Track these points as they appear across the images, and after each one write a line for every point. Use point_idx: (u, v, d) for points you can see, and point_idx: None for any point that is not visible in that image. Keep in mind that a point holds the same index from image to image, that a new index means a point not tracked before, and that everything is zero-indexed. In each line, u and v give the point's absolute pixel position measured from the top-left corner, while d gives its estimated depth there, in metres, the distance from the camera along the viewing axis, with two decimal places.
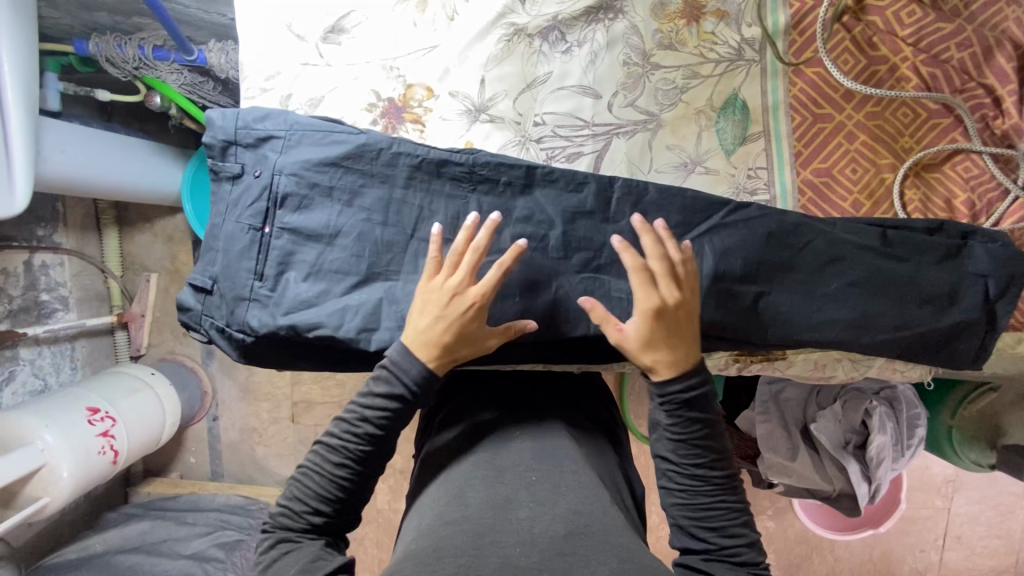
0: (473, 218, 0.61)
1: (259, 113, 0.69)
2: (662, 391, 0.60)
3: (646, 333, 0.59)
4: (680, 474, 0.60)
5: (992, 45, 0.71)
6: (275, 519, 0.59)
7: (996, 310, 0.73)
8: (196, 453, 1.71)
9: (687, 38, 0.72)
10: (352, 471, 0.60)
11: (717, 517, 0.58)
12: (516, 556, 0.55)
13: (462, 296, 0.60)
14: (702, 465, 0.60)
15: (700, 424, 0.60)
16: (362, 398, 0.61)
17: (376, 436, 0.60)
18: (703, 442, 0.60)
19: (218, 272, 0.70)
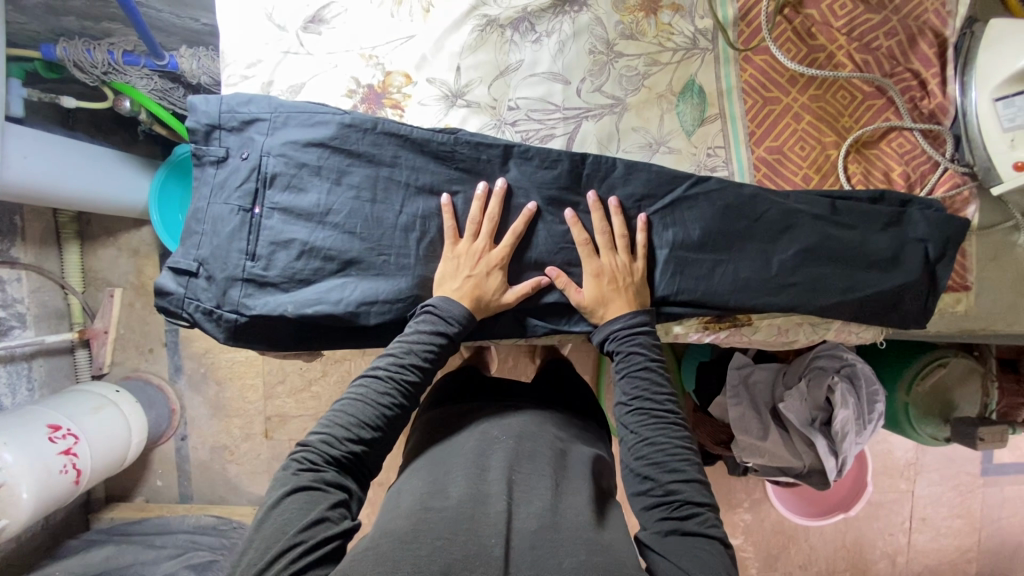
0: (481, 186, 0.74)
1: (243, 97, 0.71)
2: (607, 326, 0.73)
3: (592, 292, 0.74)
4: (632, 409, 0.66)
5: (914, 34, 0.79)
6: (309, 448, 0.59)
7: (937, 271, 0.79)
8: (162, 475, 1.63)
9: (646, 28, 0.78)
10: (393, 405, 0.63)
11: (662, 452, 0.62)
12: (491, 546, 0.54)
13: (487, 254, 0.72)
14: (649, 399, 0.67)
15: (644, 359, 0.69)
16: (410, 335, 0.67)
17: (420, 370, 0.66)
18: (648, 377, 0.68)
19: (205, 254, 0.70)
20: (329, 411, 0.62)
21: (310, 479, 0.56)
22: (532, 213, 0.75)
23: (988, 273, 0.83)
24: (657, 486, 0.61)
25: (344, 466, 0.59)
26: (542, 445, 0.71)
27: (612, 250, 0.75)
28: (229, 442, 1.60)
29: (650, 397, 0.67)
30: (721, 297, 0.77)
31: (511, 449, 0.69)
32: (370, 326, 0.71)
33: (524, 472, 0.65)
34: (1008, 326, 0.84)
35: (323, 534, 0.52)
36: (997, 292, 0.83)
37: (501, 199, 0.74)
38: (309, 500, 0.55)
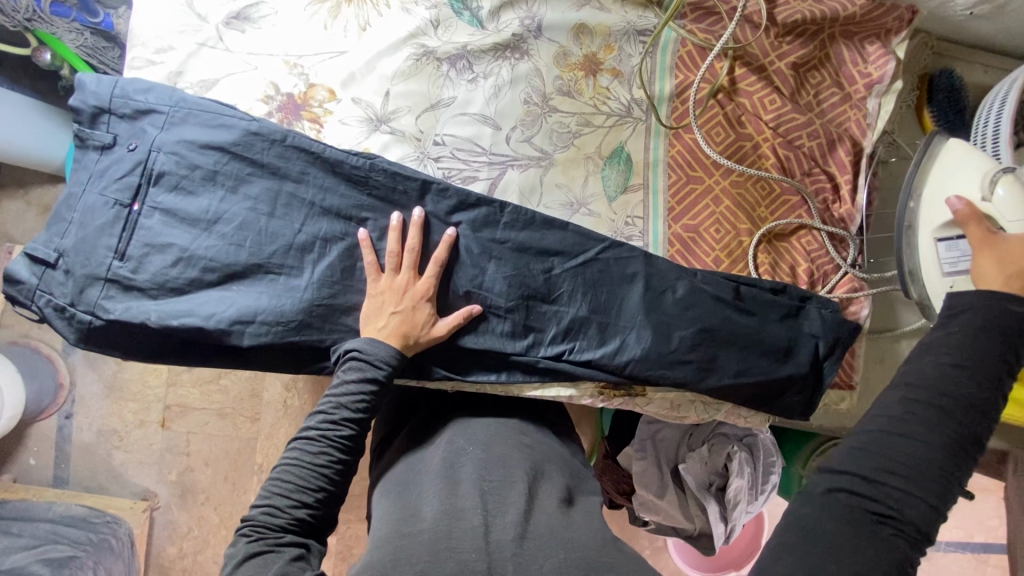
0: (395, 216, 0.71)
1: (142, 85, 0.67)
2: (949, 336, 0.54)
3: (1011, 242, 0.59)
4: (916, 400, 0.50)
5: (833, 140, 0.83)
6: (254, 522, 0.56)
7: (824, 369, 0.81)
8: (38, 454, 1.44)
9: (584, 88, 0.79)
10: (332, 462, 0.60)
11: (913, 459, 0.48)
12: (473, 560, 0.54)
13: (412, 286, 0.69)
14: (933, 431, 0.49)
15: (960, 403, 0.50)
16: (336, 389, 0.63)
17: (355, 422, 0.62)
18: (967, 395, 0.50)
19: (67, 246, 0.64)
20: (268, 480, 0.59)
21: (265, 548, 0.54)
22: (452, 239, 0.73)
23: (873, 372, 0.87)
24: (880, 496, 0.47)
25: (298, 529, 0.57)
26: (512, 452, 0.72)
27: (977, 221, 0.62)
28: (121, 428, 1.43)
29: (942, 433, 0.49)
30: (617, 365, 0.76)
31: (480, 458, 0.70)
32: (243, 347, 0.67)
33: (495, 483, 0.66)
34: None
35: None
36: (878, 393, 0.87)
37: (417, 227, 0.71)
38: (262, 568, 0.53)
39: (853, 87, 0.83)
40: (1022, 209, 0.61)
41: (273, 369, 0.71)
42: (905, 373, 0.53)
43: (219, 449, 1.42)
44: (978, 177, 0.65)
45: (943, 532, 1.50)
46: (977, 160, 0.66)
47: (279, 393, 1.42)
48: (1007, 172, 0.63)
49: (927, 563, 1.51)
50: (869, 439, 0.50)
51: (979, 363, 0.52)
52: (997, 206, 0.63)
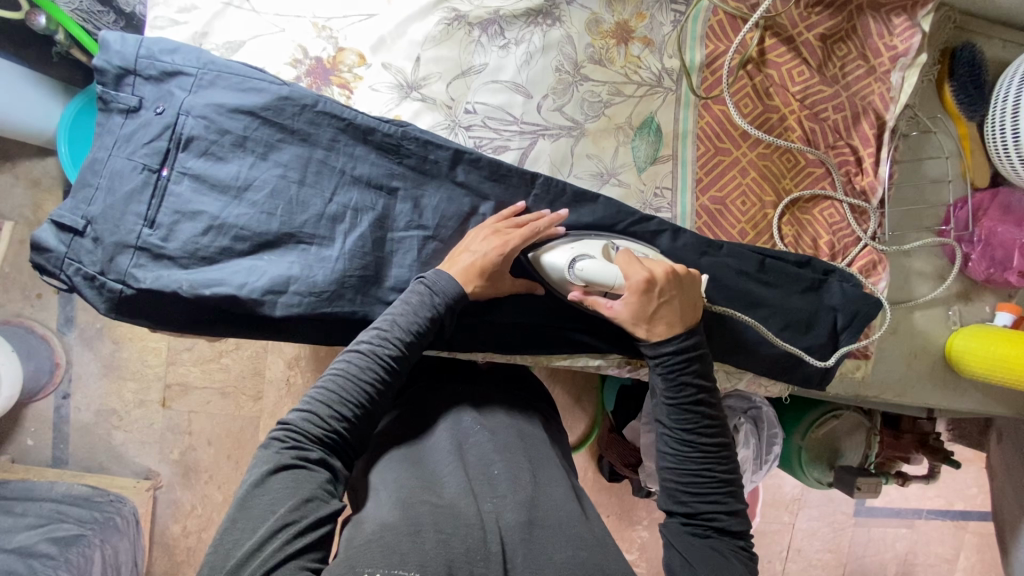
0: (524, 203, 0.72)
1: (168, 45, 0.64)
2: (656, 352, 0.65)
3: (626, 314, 0.65)
4: (679, 415, 0.63)
5: (858, 112, 0.83)
6: (292, 426, 0.55)
7: (842, 342, 0.82)
8: (35, 434, 1.41)
9: (615, 57, 0.78)
10: (376, 382, 0.59)
11: (697, 456, 0.62)
12: (489, 540, 0.53)
13: (482, 227, 0.69)
14: (693, 431, 0.62)
15: (699, 392, 0.63)
16: (392, 309, 0.62)
17: (405, 345, 0.61)
18: (697, 390, 0.63)
19: (95, 213, 0.62)
20: (313, 388, 0.58)
21: (298, 457, 0.54)
22: (520, 208, 0.72)
23: (885, 343, 0.89)
24: (696, 498, 0.61)
25: (333, 442, 0.56)
26: (527, 442, 0.70)
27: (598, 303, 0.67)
28: (121, 407, 1.41)
29: (705, 420, 0.63)
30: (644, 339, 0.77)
31: (489, 441, 0.68)
32: (274, 317, 0.65)
33: (506, 464, 0.64)
34: (896, 395, 0.91)
35: (316, 513, 0.51)
36: (888, 364, 0.90)
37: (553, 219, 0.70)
38: (294, 480, 0.52)
39: (879, 60, 0.82)
40: (608, 269, 0.65)
41: (305, 341, 0.69)
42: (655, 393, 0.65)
43: (223, 428, 1.40)
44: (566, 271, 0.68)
45: (925, 500, 1.55)
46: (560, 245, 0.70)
47: (281, 371, 1.40)
48: (580, 256, 0.67)
49: (910, 530, 1.55)
50: (669, 465, 0.63)
51: (693, 355, 0.64)
52: (603, 269, 0.66)
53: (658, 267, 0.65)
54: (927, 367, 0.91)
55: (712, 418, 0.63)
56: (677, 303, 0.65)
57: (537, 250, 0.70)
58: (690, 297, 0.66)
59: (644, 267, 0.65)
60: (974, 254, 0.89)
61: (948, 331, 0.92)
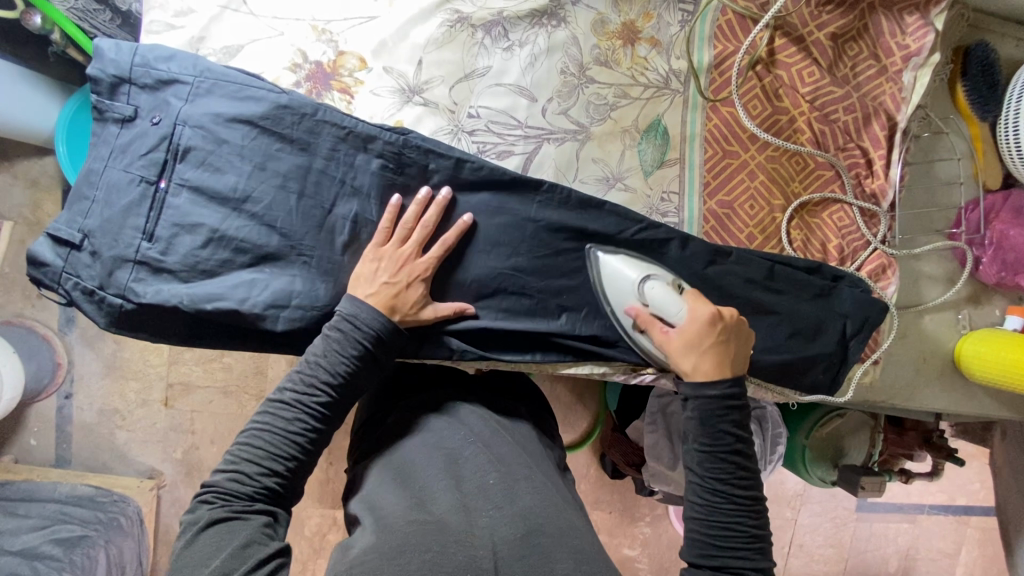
0: (468, 216, 0.70)
1: (164, 52, 0.63)
2: (696, 392, 0.63)
3: (680, 338, 0.65)
4: (711, 462, 0.61)
5: (869, 114, 0.81)
6: (220, 487, 0.54)
7: (851, 347, 0.81)
8: (38, 435, 1.41)
9: (621, 58, 0.77)
10: (306, 431, 0.58)
11: (727, 508, 0.59)
12: (480, 556, 0.52)
13: (412, 262, 0.65)
14: (724, 480, 0.60)
15: (735, 441, 0.61)
16: (316, 352, 0.60)
17: (331, 389, 0.59)
18: (732, 438, 0.61)
19: (92, 226, 0.61)
20: (237, 442, 0.57)
21: (229, 515, 0.53)
22: (466, 225, 0.69)
23: (894, 348, 0.89)
24: (721, 552, 0.58)
25: (267, 496, 0.56)
26: (522, 451, 0.69)
27: (653, 327, 0.68)
28: (123, 407, 1.40)
29: (738, 470, 0.61)
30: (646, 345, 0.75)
31: (485, 453, 0.67)
32: (277, 331, 0.64)
33: (502, 476, 0.63)
34: (905, 401, 0.90)
35: (254, 559, 0.50)
36: (896, 368, 0.89)
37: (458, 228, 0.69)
38: (225, 534, 0.51)
39: (890, 60, 0.81)
40: (677, 299, 0.68)
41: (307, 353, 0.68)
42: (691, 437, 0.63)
43: (225, 427, 1.40)
44: (633, 287, 0.70)
45: (927, 496, 1.54)
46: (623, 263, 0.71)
47: (283, 370, 1.40)
48: (650, 278, 0.69)
49: (912, 526, 1.55)
50: (696, 513, 0.60)
51: (737, 400, 0.63)
52: (664, 301, 0.68)
53: (721, 308, 0.65)
54: (937, 372, 0.91)
55: (745, 469, 0.61)
56: (733, 346, 0.65)
57: (608, 257, 0.72)
58: (743, 349, 0.66)
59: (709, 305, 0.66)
60: (986, 257, 0.87)
61: (957, 335, 0.90)
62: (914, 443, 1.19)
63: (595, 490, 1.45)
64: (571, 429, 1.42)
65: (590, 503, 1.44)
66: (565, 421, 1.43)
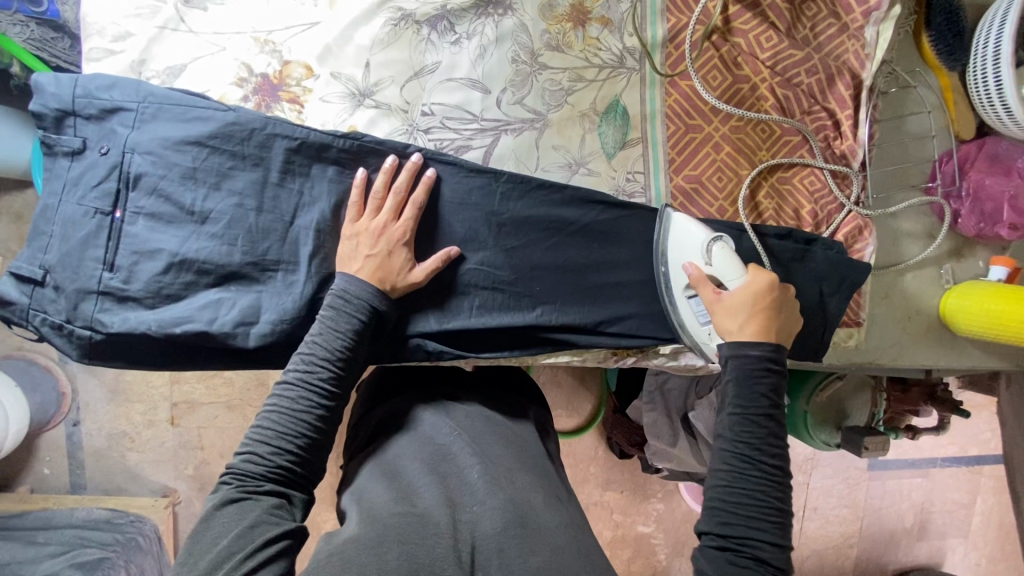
0: (432, 171, 0.68)
1: (104, 81, 0.63)
2: (741, 351, 0.62)
3: (731, 299, 0.65)
4: (740, 427, 0.59)
5: (832, 74, 0.79)
6: (234, 467, 0.54)
7: (828, 310, 0.79)
8: (51, 463, 1.41)
9: (573, 41, 0.76)
10: (313, 407, 0.57)
11: (749, 476, 0.57)
12: (459, 547, 0.53)
13: (391, 229, 0.65)
14: (750, 449, 0.58)
15: (768, 406, 0.59)
16: (320, 328, 0.60)
17: (334, 364, 0.59)
18: (762, 405, 0.59)
19: (52, 261, 0.62)
20: (252, 426, 0.57)
21: (241, 495, 0.53)
22: (430, 181, 0.68)
23: (879, 309, 0.88)
24: (742, 526, 0.55)
25: (279, 478, 0.55)
26: (513, 445, 0.70)
27: (704, 285, 0.68)
28: (130, 430, 1.41)
29: (761, 438, 0.58)
30: (620, 330, 0.75)
31: (470, 447, 0.67)
32: (249, 348, 0.64)
33: (495, 468, 0.64)
34: (892, 360, 0.89)
35: (261, 537, 0.50)
36: (882, 329, 0.88)
37: (425, 184, 0.67)
38: (239, 514, 0.52)
39: (850, 16, 0.79)
40: (738, 267, 0.68)
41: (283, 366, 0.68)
42: (725, 400, 0.61)
43: (233, 441, 1.41)
44: (700, 246, 0.71)
45: (938, 449, 1.54)
46: (685, 223, 0.72)
47: None
48: (718, 240, 0.70)
49: (926, 480, 1.54)
50: (718, 483, 0.57)
51: (780, 369, 0.62)
52: (718, 268, 0.69)
53: (771, 276, 0.65)
54: (923, 329, 0.90)
55: (773, 438, 0.59)
56: (777, 319, 0.64)
57: (682, 214, 0.73)
58: (789, 326, 0.66)
59: (766, 274, 0.66)
60: (964, 210, 0.86)
61: (942, 290, 0.89)
62: (919, 398, 1.19)
63: (605, 472, 1.45)
64: (575, 414, 1.41)
65: (600, 484, 1.45)
66: (569, 406, 1.42)
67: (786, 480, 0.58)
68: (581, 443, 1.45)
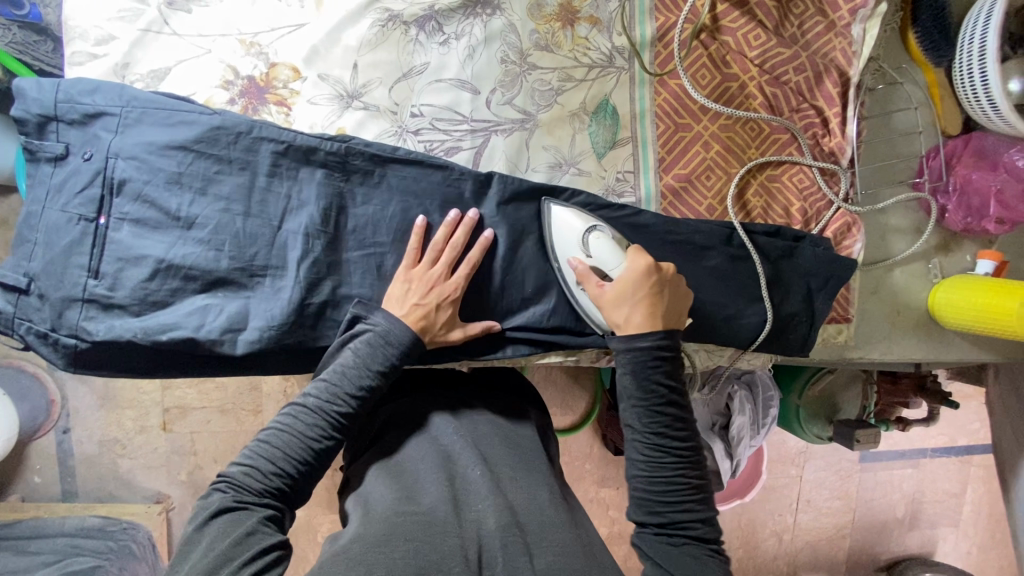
0: (492, 234, 0.70)
1: (87, 85, 0.62)
2: (631, 344, 0.62)
3: (613, 291, 0.65)
4: (648, 416, 0.60)
5: (820, 72, 0.80)
6: (231, 479, 0.54)
7: (817, 306, 0.79)
8: (42, 471, 1.38)
9: (562, 41, 0.75)
10: (324, 437, 0.58)
11: (669, 462, 0.59)
12: (466, 546, 0.53)
13: (442, 284, 0.66)
14: (661, 435, 0.60)
15: (668, 391, 0.61)
16: (345, 359, 0.61)
17: (354, 400, 0.60)
18: (665, 392, 0.61)
19: (36, 269, 0.61)
20: (256, 441, 0.57)
21: (235, 506, 0.52)
22: (488, 243, 0.69)
23: (868, 304, 0.89)
24: (668, 510, 0.58)
25: (275, 495, 0.55)
26: (514, 447, 0.70)
27: (589, 279, 0.67)
28: (121, 437, 1.38)
29: (671, 421, 0.60)
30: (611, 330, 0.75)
31: (476, 448, 0.67)
32: (237, 355, 0.63)
33: (502, 471, 0.65)
34: (882, 354, 0.90)
35: (256, 547, 0.50)
36: (871, 324, 0.89)
37: (481, 246, 0.69)
38: (231, 523, 0.51)
39: (837, 14, 0.79)
40: (618, 254, 0.67)
41: (273, 372, 0.67)
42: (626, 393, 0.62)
43: (226, 445, 1.39)
44: (577, 238, 0.69)
45: (928, 440, 1.56)
46: (564, 214, 0.71)
47: (277, 383, 1.39)
48: (593, 229, 0.68)
49: (916, 471, 1.56)
50: (639, 474, 0.59)
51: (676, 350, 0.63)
52: (599, 257, 0.67)
53: (653, 259, 0.65)
54: (912, 323, 0.90)
55: (683, 421, 0.61)
56: (665, 303, 0.64)
57: (560, 207, 0.71)
58: (679, 303, 0.66)
59: (646, 257, 0.65)
60: (950, 205, 0.87)
61: (930, 285, 0.90)
62: (909, 390, 1.19)
63: (600, 469, 1.45)
64: (570, 411, 1.41)
65: (595, 481, 1.45)
66: (564, 403, 1.42)
67: (701, 457, 0.61)
68: (576, 440, 1.45)
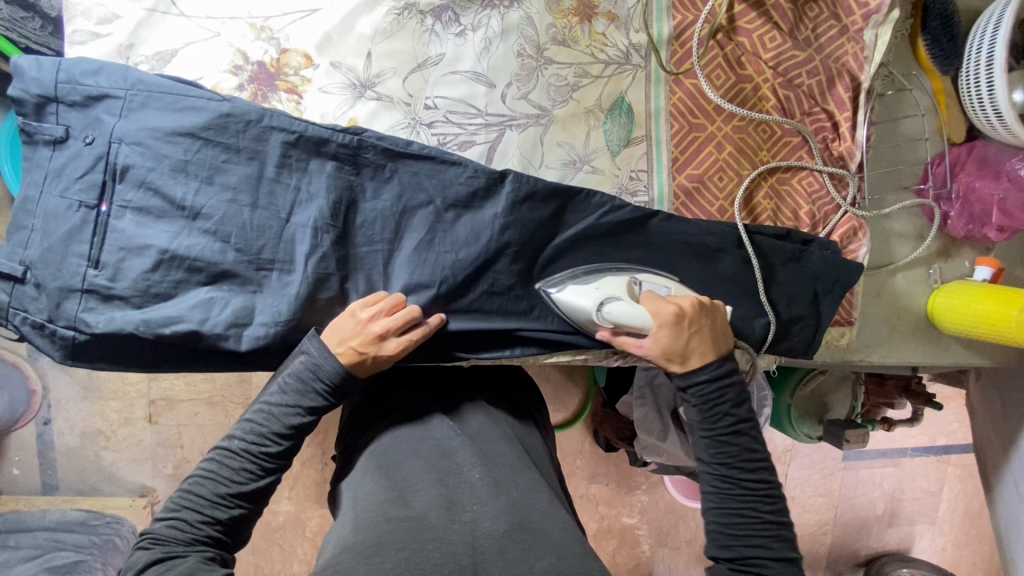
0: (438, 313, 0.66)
1: (90, 66, 0.59)
2: (690, 381, 0.63)
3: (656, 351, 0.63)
4: (710, 447, 0.60)
5: (833, 76, 0.80)
6: (156, 534, 0.51)
7: (823, 309, 0.80)
8: (21, 463, 1.34)
9: (579, 36, 0.74)
10: (254, 479, 0.56)
11: (737, 496, 0.58)
12: (460, 552, 0.50)
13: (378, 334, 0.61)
14: (727, 467, 0.59)
15: (735, 423, 0.61)
16: (271, 399, 0.59)
17: (285, 439, 0.58)
18: (728, 423, 0.61)
19: (33, 257, 0.58)
20: (179, 490, 0.54)
21: (163, 558, 0.49)
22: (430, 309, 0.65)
23: (870, 307, 0.90)
24: (744, 545, 0.56)
25: (208, 543, 0.53)
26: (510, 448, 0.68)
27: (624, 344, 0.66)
28: (105, 428, 1.35)
29: (736, 452, 0.60)
30: None
31: (472, 449, 0.66)
32: (242, 351, 0.62)
33: (501, 474, 0.62)
34: (881, 357, 0.91)
35: None
36: (872, 327, 0.90)
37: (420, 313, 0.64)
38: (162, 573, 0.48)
39: (850, 18, 0.79)
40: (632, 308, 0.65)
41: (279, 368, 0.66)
42: (693, 424, 0.63)
43: (214, 438, 1.36)
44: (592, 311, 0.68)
45: (909, 440, 1.60)
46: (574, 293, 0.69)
47: None
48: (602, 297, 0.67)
49: (897, 469, 1.60)
50: (709, 508, 0.59)
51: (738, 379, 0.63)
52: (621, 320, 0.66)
53: (692, 298, 0.65)
54: (911, 327, 0.92)
55: (752, 452, 0.60)
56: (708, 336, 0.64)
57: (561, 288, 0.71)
58: (721, 328, 0.66)
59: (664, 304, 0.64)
60: (953, 211, 0.88)
61: (930, 290, 0.91)
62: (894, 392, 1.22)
63: (591, 465, 1.46)
64: (562, 408, 1.42)
65: (586, 477, 1.46)
66: (556, 400, 1.42)
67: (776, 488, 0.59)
68: (568, 437, 1.45)
